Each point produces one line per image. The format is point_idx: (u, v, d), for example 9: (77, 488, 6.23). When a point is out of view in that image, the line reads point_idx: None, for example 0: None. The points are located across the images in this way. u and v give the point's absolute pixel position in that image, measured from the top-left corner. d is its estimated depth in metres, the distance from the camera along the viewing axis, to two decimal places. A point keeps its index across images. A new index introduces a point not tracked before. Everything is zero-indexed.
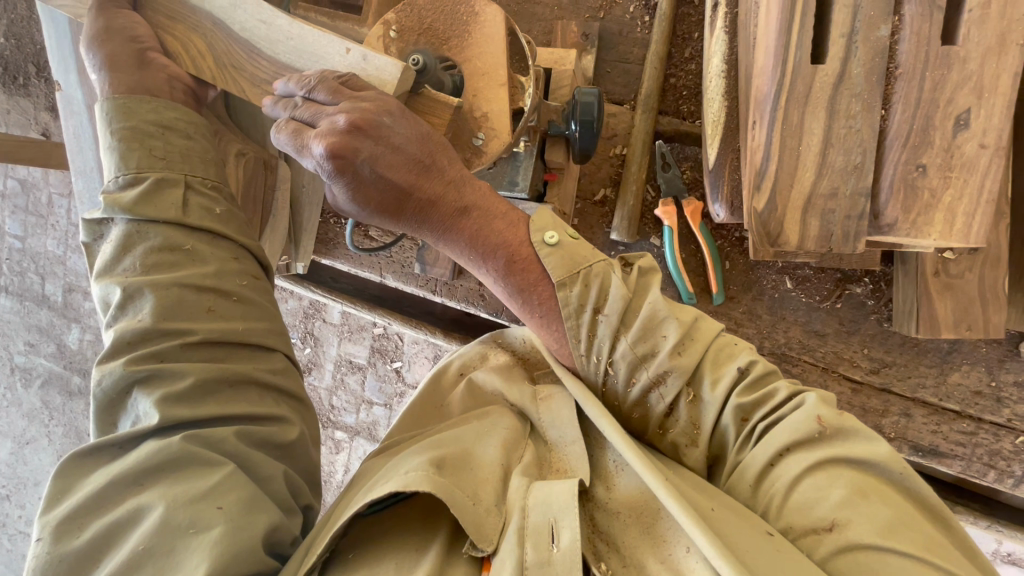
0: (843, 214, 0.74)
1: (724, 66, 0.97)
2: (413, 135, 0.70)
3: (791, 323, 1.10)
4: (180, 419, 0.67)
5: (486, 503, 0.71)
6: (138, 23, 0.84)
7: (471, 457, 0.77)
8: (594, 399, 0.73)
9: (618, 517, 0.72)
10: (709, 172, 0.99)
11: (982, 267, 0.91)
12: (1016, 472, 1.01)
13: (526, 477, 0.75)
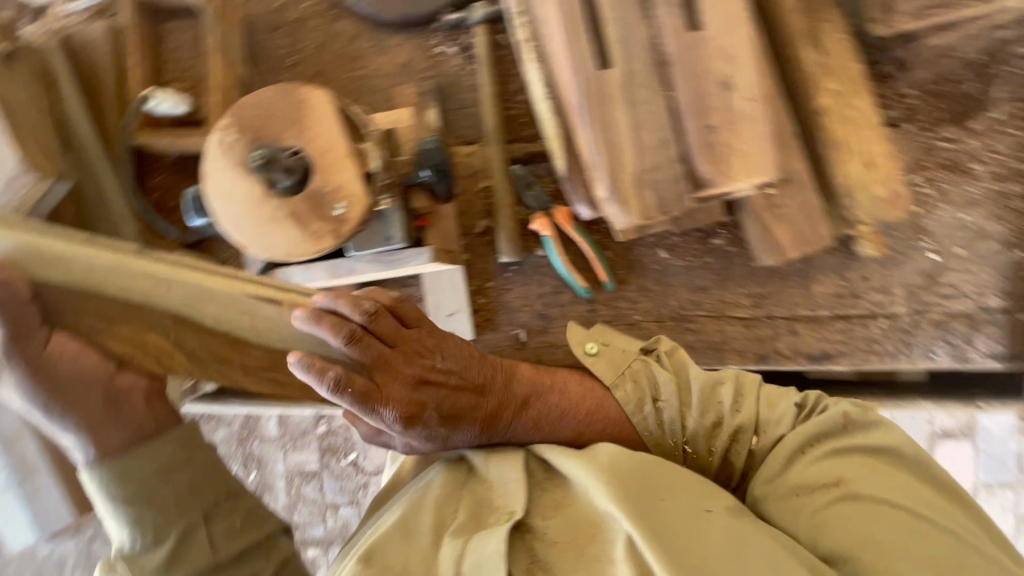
0: (668, 181, 0.87)
1: (546, 89, 1.05)
2: (454, 385, 0.91)
3: (678, 287, 1.22)
4: None
5: (414, 572, 0.82)
6: (79, 355, 0.72)
7: (415, 529, 0.87)
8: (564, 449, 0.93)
9: (555, 544, 0.83)
10: (563, 179, 1.09)
11: (798, 193, 1.07)
12: (890, 350, 1.18)
13: (461, 539, 0.84)
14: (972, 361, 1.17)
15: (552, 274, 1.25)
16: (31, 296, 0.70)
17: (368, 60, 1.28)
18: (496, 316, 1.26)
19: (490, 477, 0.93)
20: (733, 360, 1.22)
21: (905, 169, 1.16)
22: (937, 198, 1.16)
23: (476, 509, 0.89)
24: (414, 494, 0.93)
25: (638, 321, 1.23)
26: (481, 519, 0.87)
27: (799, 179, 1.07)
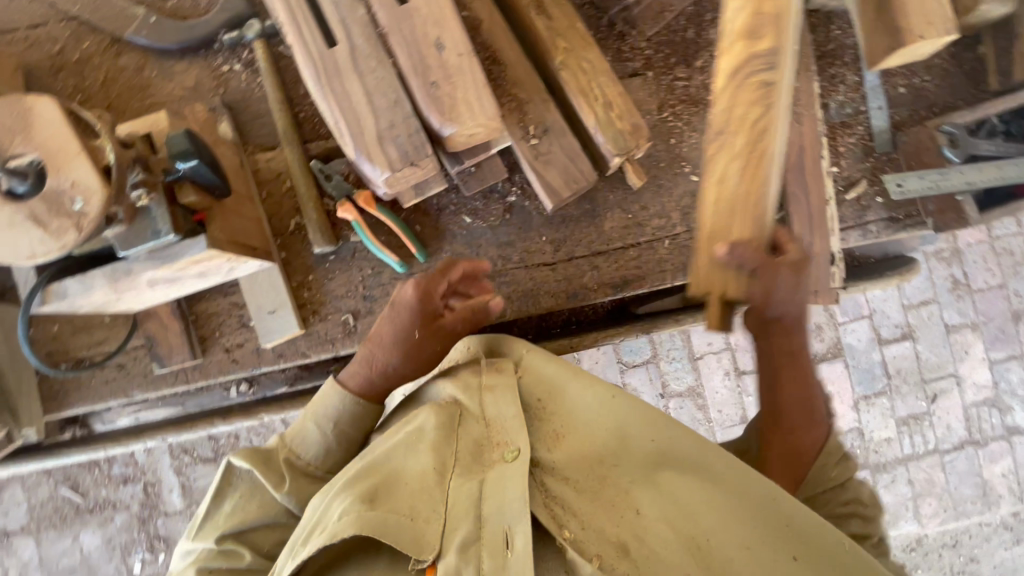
0: (406, 135, 0.97)
1: (307, 57, 0.97)
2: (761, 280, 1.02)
3: (487, 246, 1.32)
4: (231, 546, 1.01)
5: (422, 516, 0.84)
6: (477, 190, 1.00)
7: (416, 481, 0.88)
8: (585, 389, 0.99)
9: (564, 480, 0.90)
10: (349, 144, 0.98)
11: (557, 139, 1.23)
12: (679, 265, 1.32)
13: (476, 477, 0.88)
14: None
15: (370, 257, 1.31)
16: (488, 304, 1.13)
17: (157, 88, 1.33)
18: (322, 306, 1.30)
19: (484, 411, 0.97)
20: (549, 303, 1.31)
21: (655, 109, 1.34)
22: (686, 128, 1.33)
23: (476, 450, 0.92)
24: (400, 441, 0.95)
25: None
26: (485, 460, 0.91)
27: (555, 128, 1.23)
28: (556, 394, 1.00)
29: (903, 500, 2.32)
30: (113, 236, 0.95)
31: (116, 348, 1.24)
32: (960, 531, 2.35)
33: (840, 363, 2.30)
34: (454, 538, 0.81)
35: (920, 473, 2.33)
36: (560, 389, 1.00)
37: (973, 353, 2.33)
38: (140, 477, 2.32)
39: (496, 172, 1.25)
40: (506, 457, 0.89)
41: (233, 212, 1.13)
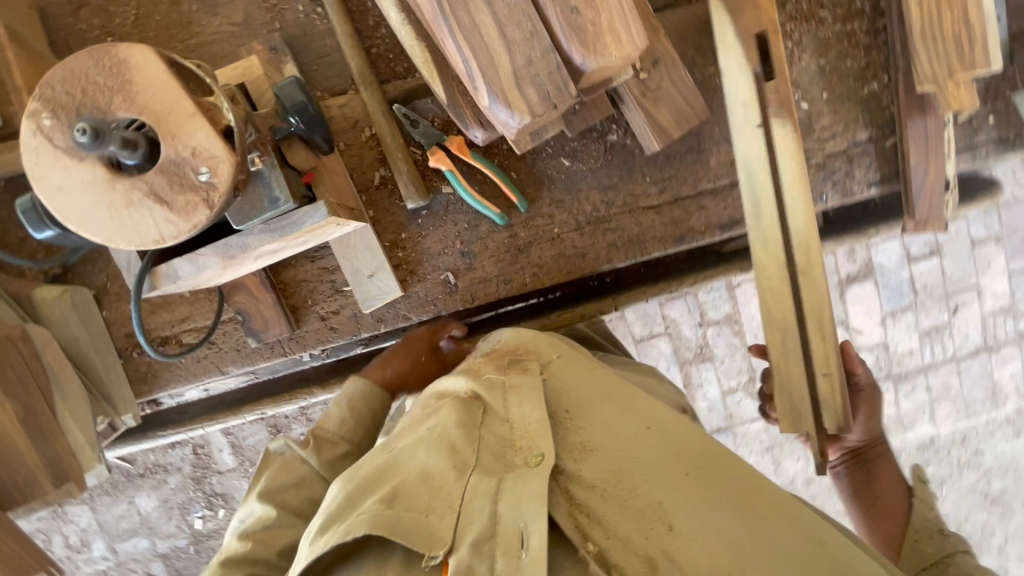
0: (546, 73, 0.85)
1: None
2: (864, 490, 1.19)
3: (588, 191, 1.23)
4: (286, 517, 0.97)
5: (442, 513, 0.73)
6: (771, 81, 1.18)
7: (432, 478, 0.76)
8: (611, 402, 0.90)
9: (596, 492, 0.78)
10: (478, 88, 0.87)
11: (668, 72, 1.11)
12: None
13: (495, 476, 0.77)
14: (856, 194, 1.28)
15: (464, 209, 1.22)
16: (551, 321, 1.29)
17: (202, 25, 1.15)
18: (419, 266, 1.22)
19: (507, 412, 0.86)
20: (655, 248, 1.26)
21: None
22: (795, 49, 1.23)
23: (499, 451, 0.81)
24: (421, 437, 0.82)
25: (559, 234, 1.24)
26: (507, 462, 0.79)
27: (666, 62, 1.11)
28: (583, 403, 0.89)
29: (920, 406, 2.18)
30: (227, 210, 0.84)
31: (209, 324, 1.15)
32: (970, 429, 2.21)
33: (871, 283, 2.07)
34: (468, 534, 0.71)
35: (937, 380, 2.17)
36: (588, 400, 0.89)
37: (995, 265, 2.12)
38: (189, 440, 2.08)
39: (603, 108, 1.15)
40: (530, 463, 0.78)
41: (332, 168, 1.01)
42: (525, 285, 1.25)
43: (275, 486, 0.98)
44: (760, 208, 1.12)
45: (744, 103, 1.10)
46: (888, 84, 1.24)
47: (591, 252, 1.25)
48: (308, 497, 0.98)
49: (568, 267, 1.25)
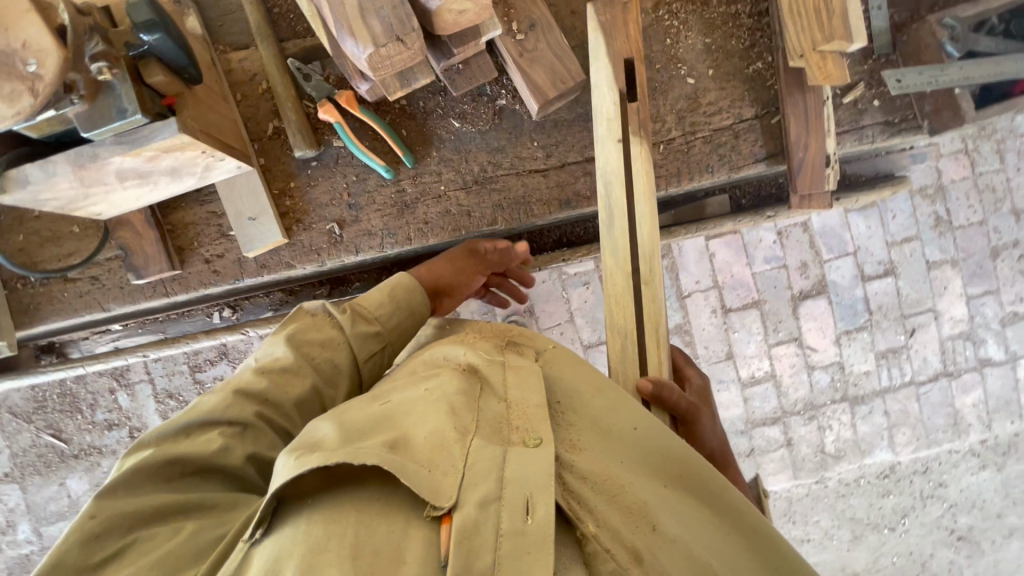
0: (390, 7, 0.90)
1: None
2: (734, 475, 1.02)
3: (477, 152, 1.27)
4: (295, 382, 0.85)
5: (443, 467, 0.62)
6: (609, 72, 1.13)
7: (430, 431, 0.66)
8: (612, 391, 0.82)
9: (588, 484, 0.70)
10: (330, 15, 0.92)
11: (544, 35, 1.17)
12: (674, 170, 1.30)
13: (501, 444, 0.66)
14: (743, 168, 1.31)
15: (354, 163, 1.26)
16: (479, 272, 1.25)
17: None
18: (306, 214, 1.25)
19: (505, 390, 0.75)
20: (540, 211, 1.29)
21: (650, 7, 1.28)
22: (682, 28, 1.28)
23: (497, 425, 0.70)
24: (414, 396, 0.72)
25: (446, 192, 1.27)
26: (505, 438, 0.68)
27: (543, 25, 1.17)
28: (577, 395, 0.80)
29: (878, 430, 2.03)
30: (74, 116, 0.87)
31: (91, 257, 1.19)
32: (932, 459, 2.06)
33: (824, 299, 1.96)
34: (472, 491, 0.61)
35: (896, 405, 2.03)
36: (587, 391, 0.81)
37: (952, 287, 2.01)
38: (124, 423, 2.03)
39: (486, 70, 1.19)
40: (526, 443, 0.67)
41: (205, 104, 1.07)
42: (409, 240, 1.27)
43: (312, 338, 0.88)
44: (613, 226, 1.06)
45: (608, 120, 1.08)
46: (773, 65, 1.28)
47: (477, 211, 1.28)
48: (334, 360, 0.87)
49: (454, 224, 1.28)
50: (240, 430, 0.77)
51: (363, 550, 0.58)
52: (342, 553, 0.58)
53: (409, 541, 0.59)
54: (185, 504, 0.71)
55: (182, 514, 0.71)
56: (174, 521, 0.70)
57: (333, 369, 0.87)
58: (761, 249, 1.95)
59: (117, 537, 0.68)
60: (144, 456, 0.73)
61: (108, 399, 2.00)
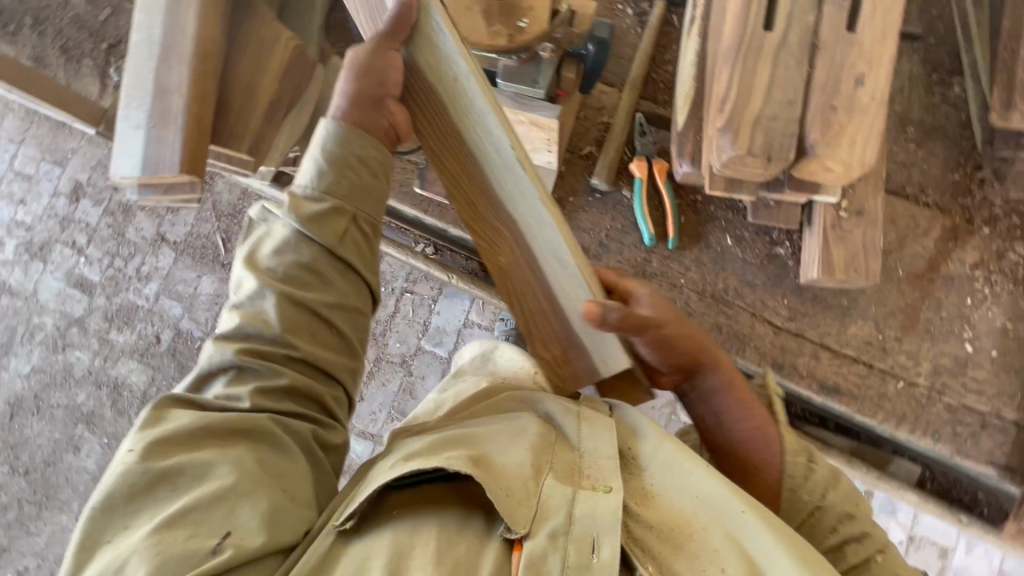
0: (781, 133, 1.00)
1: (738, 25, 1.03)
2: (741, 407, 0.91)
3: (729, 274, 1.32)
4: (269, 281, 0.75)
5: (518, 494, 0.70)
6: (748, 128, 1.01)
7: (513, 456, 0.74)
8: (668, 439, 0.81)
9: (660, 534, 0.73)
10: (724, 109, 1.02)
11: (866, 225, 1.19)
12: (897, 412, 1.23)
13: (571, 486, 0.72)
14: (969, 458, 1.21)
15: (627, 215, 1.37)
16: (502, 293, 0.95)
17: None
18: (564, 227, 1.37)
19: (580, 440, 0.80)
20: (750, 356, 1.28)
21: (970, 264, 1.26)
22: (989, 298, 1.24)
23: (569, 471, 0.75)
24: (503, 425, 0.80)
25: (682, 285, 1.33)
26: (575, 482, 0.74)
27: (871, 216, 1.20)
28: (651, 445, 0.82)
29: None
30: (502, 67, 1.07)
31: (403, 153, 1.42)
32: None
33: None
34: (545, 524, 0.69)
35: None
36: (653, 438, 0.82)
37: None
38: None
39: (791, 219, 1.25)
40: (596, 488, 0.72)
41: (571, 108, 1.25)
42: None
43: (255, 259, 0.78)
44: (505, 189, 0.82)
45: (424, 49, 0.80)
46: None
47: (697, 318, 1.31)
48: (308, 263, 0.77)
49: None
50: (238, 372, 0.76)
51: (445, 545, 0.67)
52: (432, 544, 0.67)
53: (485, 553, 0.68)
54: (222, 440, 0.72)
55: (218, 449, 0.71)
56: (213, 456, 0.70)
57: (308, 269, 0.77)
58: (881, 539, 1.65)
59: (161, 463, 0.68)
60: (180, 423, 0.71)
61: None
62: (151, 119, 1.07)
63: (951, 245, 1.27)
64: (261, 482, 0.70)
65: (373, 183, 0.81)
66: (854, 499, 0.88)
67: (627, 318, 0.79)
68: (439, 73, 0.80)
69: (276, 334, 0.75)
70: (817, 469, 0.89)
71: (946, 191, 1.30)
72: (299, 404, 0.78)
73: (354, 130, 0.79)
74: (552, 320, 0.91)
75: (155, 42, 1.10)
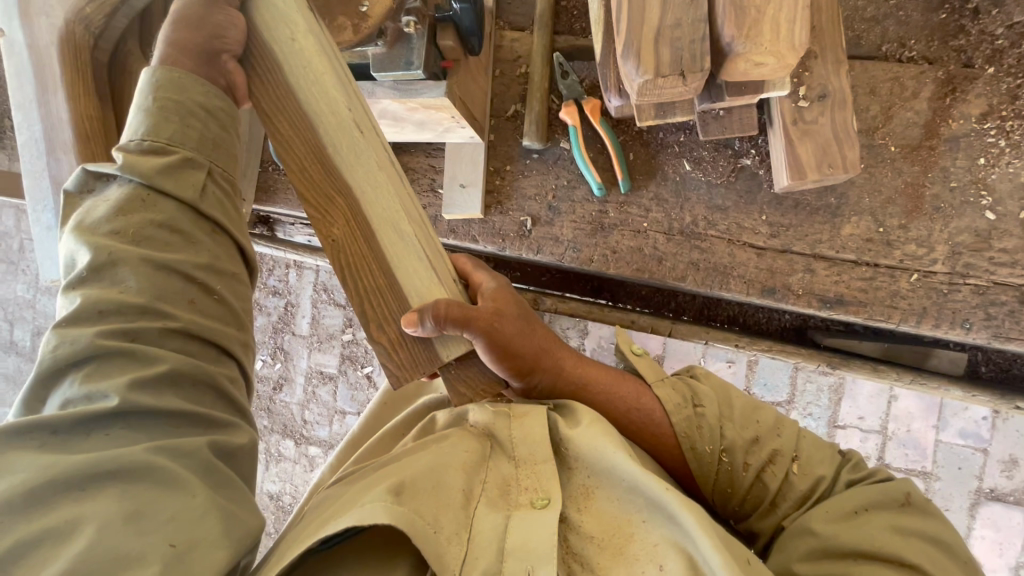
0: (689, 40, 0.85)
1: None
2: (609, 385, 0.89)
3: (695, 203, 1.18)
4: (119, 252, 0.67)
5: (447, 529, 0.64)
6: (651, 42, 0.85)
7: (440, 483, 0.67)
8: (599, 426, 0.74)
9: (599, 546, 0.66)
10: (620, 29, 0.87)
11: (832, 110, 1.02)
12: (916, 310, 1.08)
13: (504, 510, 0.67)
14: (1011, 340, 1.05)
15: (570, 168, 1.24)
16: (336, 267, 0.83)
17: None
18: (508, 200, 1.27)
19: (514, 449, 0.74)
20: (736, 287, 1.16)
21: (977, 116, 1.06)
22: (1008, 151, 1.04)
23: (504, 488, 0.70)
24: (427, 448, 0.72)
25: (646, 229, 1.20)
26: (510, 499, 0.69)
27: (837, 98, 1.02)
28: (577, 436, 0.74)
29: None
30: (372, 57, 0.97)
31: None
32: None
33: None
34: (473, 564, 0.62)
35: None
36: (582, 431, 0.74)
37: None
38: (285, 295, 2.03)
39: (747, 125, 1.09)
40: (533, 505, 0.68)
41: (471, 72, 1.14)
42: (590, 262, 1.23)
43: (88, 227, 0.69)
44: (343, 156, 0.82)
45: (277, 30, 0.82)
46: None
47: (669, 260, 1.19)
48: (157, 223, 0.70)
49: (640, 264, 1.21)
50: (91, 365, 0.63)
51: None
52: None
53: None
54: (77, 490, 0.56)
55: (70, 508, 0.55)
56: (67, 519, 0.54)
57: (165, 228, 0.70)
58: (961, 419, 1.50)
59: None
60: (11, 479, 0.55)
61: (283, 267, 2.00)
62: (59, 217, 1.10)
63: (949, 100, 1.07)
64: (130, 553, 0.54)
65: (222, 135, 0.78)
66: (754, 415, 0.85)
67: (443, 316, 0.77)
68: (318, 76, 0.81)
69: (144, 303, 0.66)
70: (705, 411, 0.83)
71: (931, 37, 1.09)
72: (189, 398, 0.66)
73: (192, 77, 0.75)
74: (391, 300, 0.82)
75: (38, 139, 1.09)
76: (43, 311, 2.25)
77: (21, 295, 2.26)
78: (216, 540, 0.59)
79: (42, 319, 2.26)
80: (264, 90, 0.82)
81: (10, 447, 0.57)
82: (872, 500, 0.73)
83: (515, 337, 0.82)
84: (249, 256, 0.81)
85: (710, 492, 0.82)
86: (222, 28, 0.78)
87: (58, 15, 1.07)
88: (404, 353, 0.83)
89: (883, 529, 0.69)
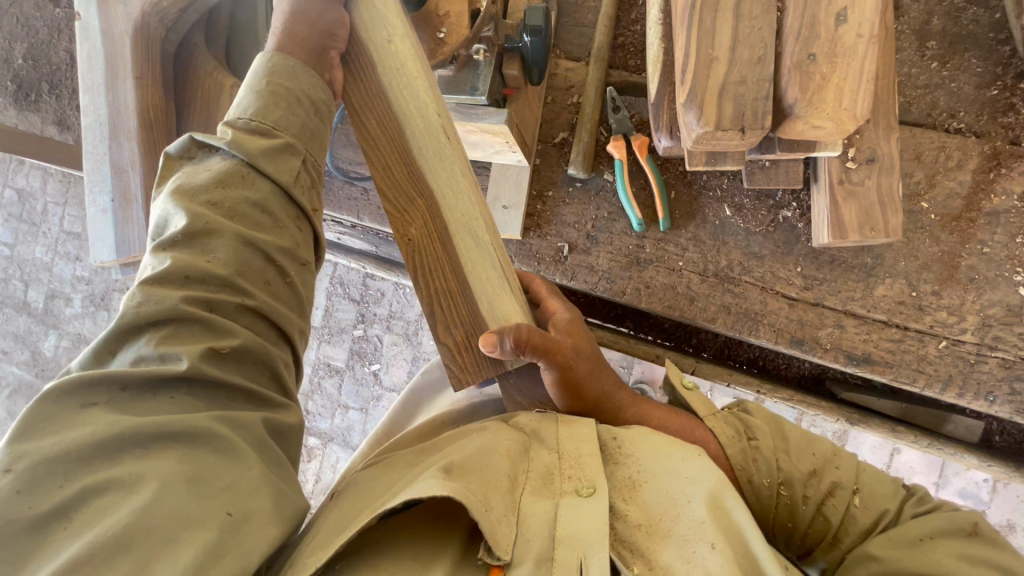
0: (752, 97, 0.87)
1: None
2: (667, 422, 0.89)
3: (731, 247, 1.20)
4: (213, 220, 0.69)
5: (498, 510, 0.65)
6: (716, 95, 0.87)
7: (487, 465, 0.69)
8: (658, 434, 0.78)
9: (648, 529, 0.68)
10: (683, 77, 0.89)
11: (879, 173, 1.04)
12: (941, 376, 1.10)
13: (552, 497, 0.69)
14: None
15: (612, 201, 1.27)
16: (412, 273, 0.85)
17: None
18: (547, 224, 1.29)
19: (556, 441, 0.76)
20: (765, 335, 1.18)
21: (1018, 193, 1.08)
22: None
23: (547, 476, 0.72)
24: (480, 436, 0.75)
25: (681, 268, 1.22)
26: (555, 487, 0.71)
27: (884, 162, 1.04)
28: (637, 437, 0.77)
29: None
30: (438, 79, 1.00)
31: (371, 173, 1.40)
32: None
33: None
34: (528, 548, 0.65)
35: None
36: (646, 437, 0.77)
37: None
38: None
39: (792, 178, 1.11)
40: (578, 491, 0.69)
41: (527, 100, 1.16)
42: (622, 294, 1.25)
43: (186, 192, 0.70)
44: (432, 172, 0.84)
45: (373, 35, 0.84)
46: None
47: (701, 301, 1.21)
48: (253, 196, 0.72)
49: (672, 301, 1.23)
50: (166, 330, 0.65)
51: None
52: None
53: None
54: (145, 447, 0.58)
55: (135, 463, 0.57)
56: (128, 473, 0.56)
57: (260, 205, 0.73)
58: (961, 479, 1.53)
59: (51, 496, 0.55)
60: (84, 430, 0.57)
61: None
62: (113, 199, 1.12)
63: (993, 175, 1.09)
64: (190, 514, 0.56)
65: (320, 127, 0.80)
66: (810, 446, 0.85)
67: (523, 340, 0.78)
68: (411, 80, 0.82)
69: (226, 276, 0.68)
70: (760, 444, 0.85)
71: (981, 110, 1.11)
72: (249, 374, 0.69)
73: (304, 68, 0.77)
74: (462, 303, 0.85)
75: (103, 121, 1.12)
76: (62, 275, 2.28)
77: (40, 257, 2.28)
78: (270, 514, 0.61)
79: (60, 283, 2.28)
80: (359, 90, 0.85)
81: (87, 398, 0.60)
82: (938, 528, 0.72)
83: (582, 370, 0.83)
84: (320, 243, 0.83)
85: (772, 528, 0.83)
86: (334, 26, 0.80)
87: (135, 4, 1.09)
88: (467, 356, 0.86)
89: (952, 557, 0.68)
